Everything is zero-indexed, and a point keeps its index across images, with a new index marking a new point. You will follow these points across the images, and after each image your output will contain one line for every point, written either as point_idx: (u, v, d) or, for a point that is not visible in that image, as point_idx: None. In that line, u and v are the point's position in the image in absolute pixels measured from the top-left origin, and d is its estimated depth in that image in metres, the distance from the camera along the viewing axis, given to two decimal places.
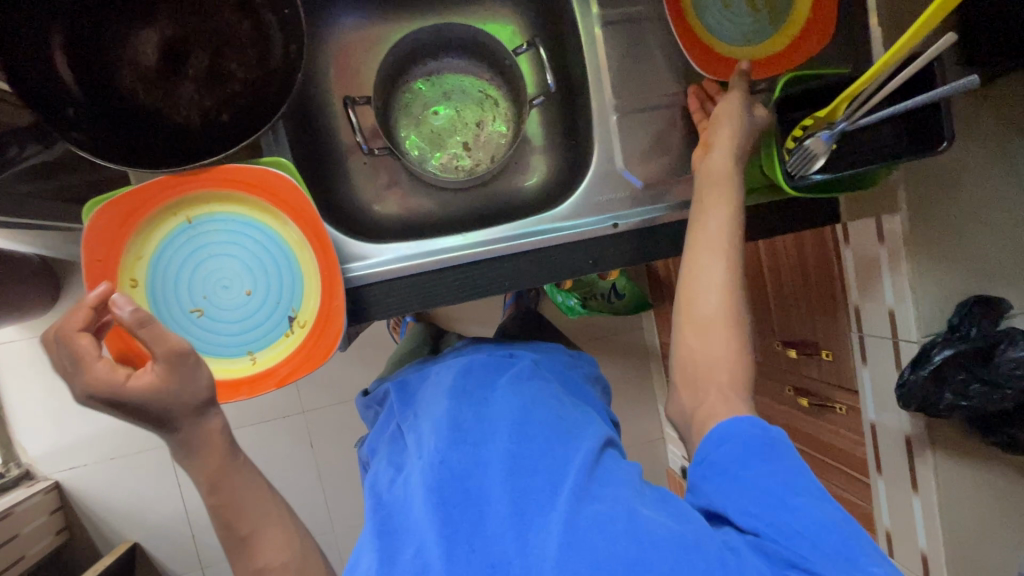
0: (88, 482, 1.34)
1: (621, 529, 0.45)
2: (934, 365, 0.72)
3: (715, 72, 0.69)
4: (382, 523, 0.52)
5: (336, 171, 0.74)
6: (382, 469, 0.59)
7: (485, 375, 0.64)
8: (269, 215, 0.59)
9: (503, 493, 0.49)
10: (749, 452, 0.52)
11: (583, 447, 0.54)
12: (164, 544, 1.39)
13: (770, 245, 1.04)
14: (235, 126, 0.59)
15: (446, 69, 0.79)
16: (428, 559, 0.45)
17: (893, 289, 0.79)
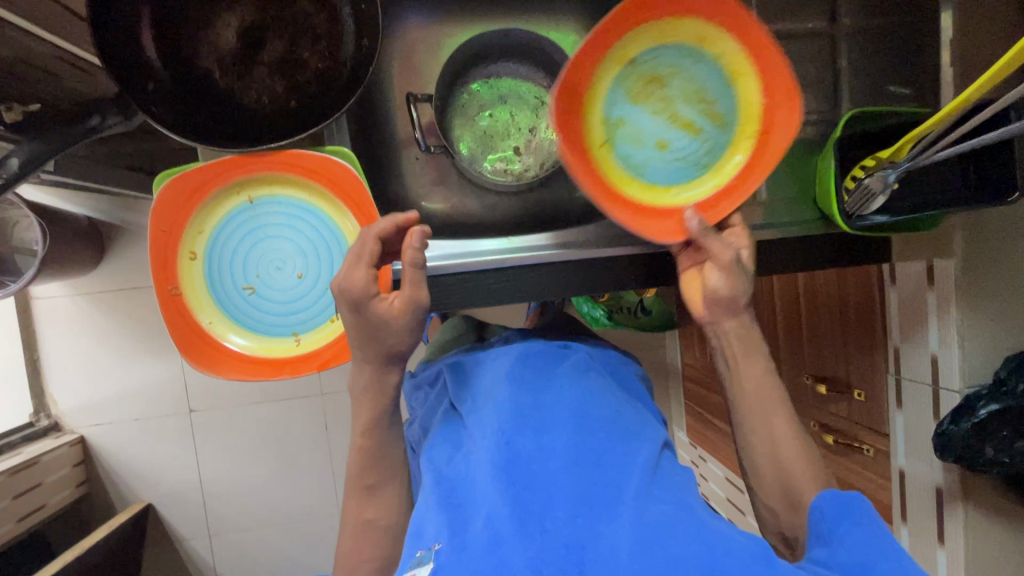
0: (111, 440, 1.38)
1: (688, 533, 0.45)
2: (978, 419, 0.69)
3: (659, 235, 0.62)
4: (447, 495, 0.53)
5: (389, 163, 0.76)
6: (441, 448, 0.61)
7: (541, 366, 0.66)
8: (329, 202, 0.61)
9: (570, 480, 0.50)
10: (840, 522, 0.51)
11: (642, 450, 0.55)
12: (177, 508, 1.42)
13: (808, 279, 1.01)
14: (304, 115, 0.61)
15: (505, 74, 0.80)
16: (499, 529, 0.46)
17: (938, 335, 0.78)
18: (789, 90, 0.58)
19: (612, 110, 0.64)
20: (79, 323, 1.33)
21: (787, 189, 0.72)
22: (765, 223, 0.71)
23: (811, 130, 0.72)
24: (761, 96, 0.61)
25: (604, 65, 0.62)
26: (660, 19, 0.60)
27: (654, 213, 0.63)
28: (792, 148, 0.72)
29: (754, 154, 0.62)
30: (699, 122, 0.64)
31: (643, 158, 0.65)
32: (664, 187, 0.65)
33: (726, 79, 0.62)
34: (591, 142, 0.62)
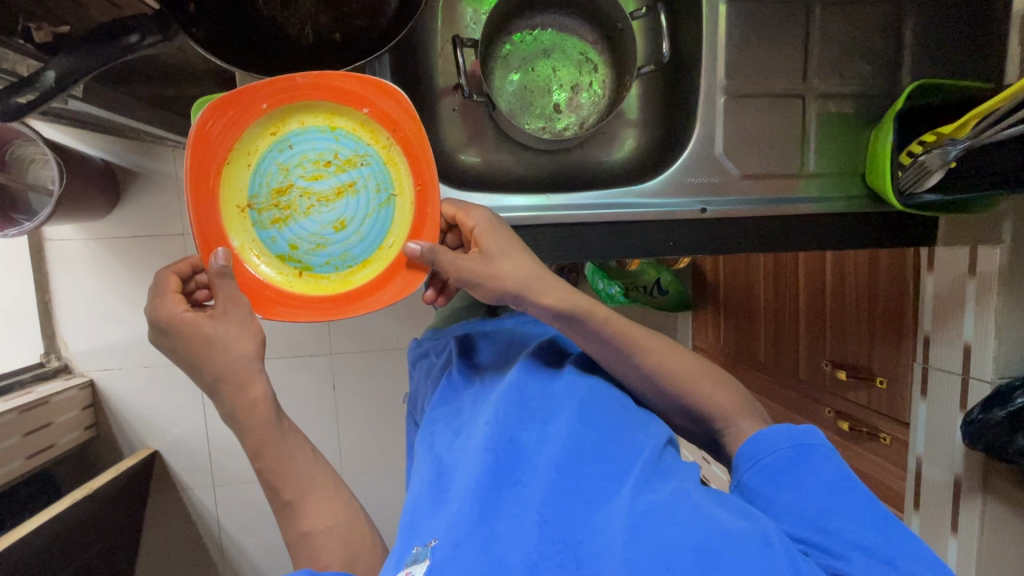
0: (120, 385, 1.38)
1: (688, 519, 0.44)
2: (1013, 408, 0.67)
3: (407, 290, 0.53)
4: (445, 487, 0.52)
5: (424, 112, 0.73)
6: (440, 434, 0.61)
7: (546, 352, 0.66)
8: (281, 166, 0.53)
9: (567, 472, 0.48)
10: (792, 463, 0.50)
11: (643, 437, 0.55)
12: (183, 457, 1.44)
13: (838, 259, 0.99)
14: (349, 50, 0.59)
15: (551, 25, 0.77)
16: (500, 530, 0.44)
17: (975, 326, 0.76)
18: (371, 82, 0.51)
19: (276, 248, 0.54)
20: (92, 267, 1.32)
21: (838, 163, 0.70)
22: (810, 197, 0.69)
23: (867, 103, 0.69)
24: (360, 109, 0.52)
25: (235, 225, 0.53)
26: (260, 119, 0.51)
27: (368, 288, 0.54)
28: (845, 119, 0.69)
29: (410, 160, 0.53)
30: (344, 178, 0.54)
31: (341, 248, 0.55)
32: (379, 248, 0.55)
33: (327, 133, 0.53)
34: (238, 236, 0.53)
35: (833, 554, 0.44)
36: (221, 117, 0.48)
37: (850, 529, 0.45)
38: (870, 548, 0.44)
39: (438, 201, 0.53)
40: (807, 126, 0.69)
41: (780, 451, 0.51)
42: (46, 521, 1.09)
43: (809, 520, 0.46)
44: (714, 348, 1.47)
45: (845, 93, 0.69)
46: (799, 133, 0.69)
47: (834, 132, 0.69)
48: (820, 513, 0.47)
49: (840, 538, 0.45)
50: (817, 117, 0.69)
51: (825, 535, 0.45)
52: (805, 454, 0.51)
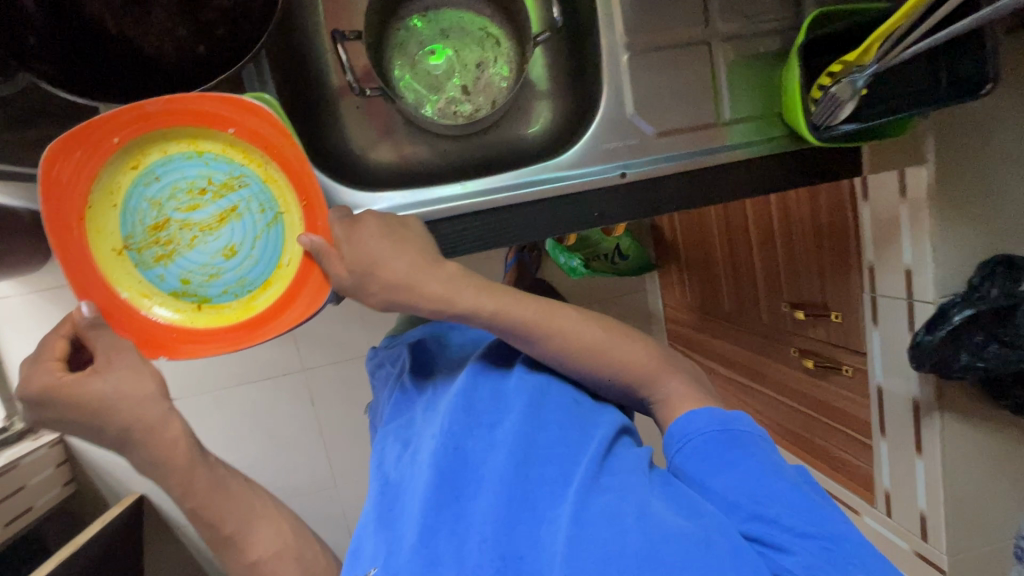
0: (92, 436, 1.35)
1: (629, 523, 0.43)
2: (952, 326, 0.69)
3: (306, 309, 0.52)
4: (390, 507, 0.51)
5: (326, 114, 0.70)
6: (391, 448, 0.60)
7: (497, 349, 0.65)
8: (155, 201, 0.52)
9: (508, 483, 0.47)
10: (729, 448, 0.50)
11: (592, 431, 0.53)
12: (170, 496, 1.41)
13: (781, 201, 0.99)
14: (213, 62, 0.56)
15: (445, 5, 0.74)
16: (438, 552, 0.44)
17: (913, 248, 0.76)
18: (231, 101, 0.49)
19: (167, 286, 0.53)
20: (36, 323, 1.27)
21: (754, 106, 0.68)
22: (731, 145, 0.67)
23: (774, 40, 0.67)
24: (225, 130, 0.51)
25: (117, 270, 0.51)
26: (114, 154, 0.49)
27: (273, 311, 0.53)
28: (755, 60, 0.67)
29: (289, 174, 0.52)
30: (223, 203, 0.53)
31: (236, 275, 0.54)
32: (277, 267, 0.54)
33: (195, 159, 0.51)
34: (123, 283, 0.51)
35: (773, 546, 0.43)
36: (67, 161, 0.47)
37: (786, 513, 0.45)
38: (810, 535, 0.44)
39: (326, 212, 0.52)
40: (717, 72, 0.67)
41: (714, 439, 0.51)
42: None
43: (747, 507, 0.46)
44: (682, 305, 1.47)
45: (751, 32, 0.67)
46: (710, 81, 0.67)
47: (745, 75, 0.67)
48: (756, 500, 0.46)
49: (776, 523, 0.45)
50: (725, 61, 0.67)
51: (762, 524, 0.45)
52: (740, 440, 0.51)
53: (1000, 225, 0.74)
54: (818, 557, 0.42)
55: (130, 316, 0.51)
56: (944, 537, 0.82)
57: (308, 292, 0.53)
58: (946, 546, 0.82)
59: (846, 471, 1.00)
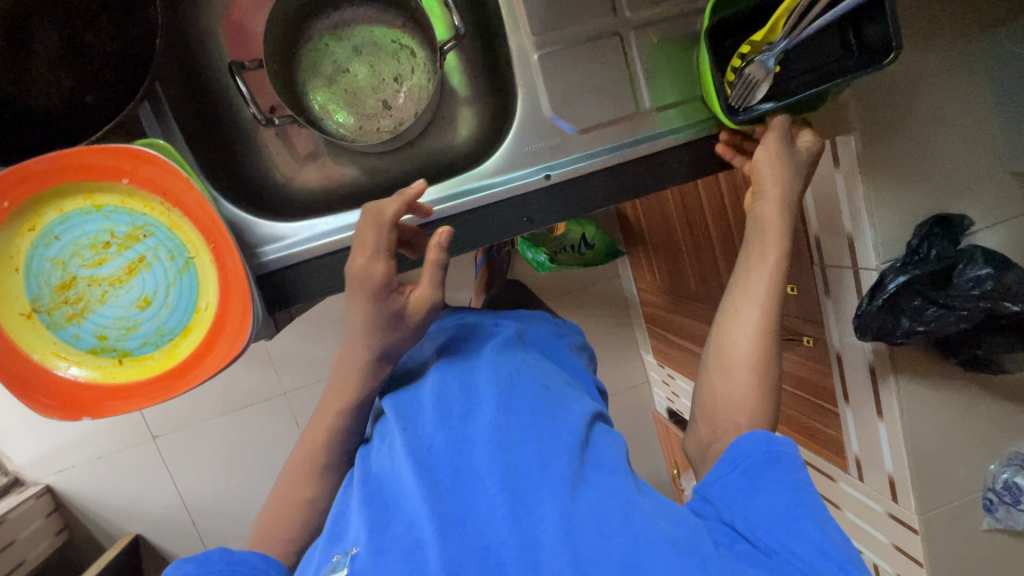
0: (81, 482, 1.34)
1: (617, 526, 0.43)
2: (888, 294, 0.70)
3: (229, 350, 0.51)
4: (372, 493, 0.50)
5: (244, 145, 0.68)
6: (369, 446, 0.59)
7: (470, 347, 0.65)
8: (56, 261, 0.50)
9: (498, 472, 0.46)
10: (776, 481, 0.49)
11: (569, 422, 0.53)
12: (165, 532, 1.41)
13: (731, 177, 0.98)
14: (107, 106, 0.58)
15: (354, 21, 0.73)
16: (421, 535, 0.43)
17: (851, 216, 0.75)
18: (113, 151, 0.48)
19: (84, 343, 0.52)
20: None
21: (674, 90, 0.67)
22: (657, 134, 0.67)
23: (687, 22, 0.66)
24: (119, 180, 0.49)
25: (27, 335, 0.50)
26: (6, 219, 0.48)
27: (196, 356, 0.52)
28: (670, 45, 0.66)
29: (192, 220, 0.51)
30: (130, 255, 0.52)
31: (153, 325, 0.53)
32: (195, 313, 0.53)
33: (94, 214, 0.50)
34: (35, 346, 0.50)
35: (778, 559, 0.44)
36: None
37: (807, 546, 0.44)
38: (827, 551, 0.44)
39: (235, 252, 0.50)
40: (632, 62, 0.66)
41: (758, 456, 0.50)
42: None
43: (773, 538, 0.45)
44: (653, 287, 1.47)
45: (663, 17, 0.66)
46: (626, 71, 0.66)
47: (662, 60, 0.66)
48: (783, 520, 0.46)
49: (793, 553, 0.44)
50: (640, 49, 0.66)
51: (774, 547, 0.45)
52: (793, 477, 0.49)
53: (935, 185, 0.74)
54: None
55: (44, 381, 0.49)
56: (913, 496, 0.83)
57: (227, 338, 0.52)
58: (916, 504, 0.83)
59: (819, 439, 1.00)
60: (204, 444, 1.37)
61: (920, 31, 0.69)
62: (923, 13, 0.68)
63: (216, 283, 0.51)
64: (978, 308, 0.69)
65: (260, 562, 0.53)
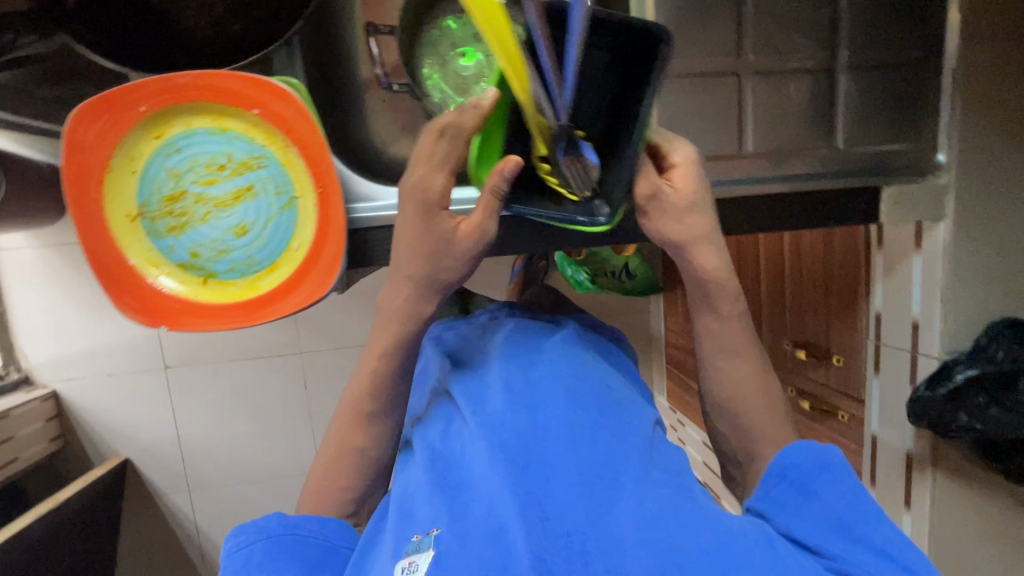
0: (88, 394, 1.35)
1: (696, 522, 0.43)
2: (953, 385, 0.68)
3: (312, 294, 0.52)
4: (443, 478, 0.51)
5: (351, 106, 0.70)
6: (432, 429, 0.59)
7: (534, 335, 0.66)
8: (172, 173, 0.52)
9: (573, 465, 0.47)
10: (830, 483, 0.49)
11: (633, 423, 0.53)
12: (155, 462, 1.41)
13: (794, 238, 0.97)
14: None
15: None
16: (503, 518, 0.43)
17: (922, 301, 0.75)
18: (256, 81, 0.50)
19: (176, 257, 0.53)
20: (46, 278, 1.28)
21: (780, 142, 0.68)
22: (755, 178, 0.68)
23: (804, 80, 0.68)
24: (250, 109, 0.51)
25: (127, 236, 0.52)
26: (139, 122, 0.50)
27: (278, 293, 0.53)
28: (784, 98, 0.68)
29: (307, 161, 0.52)
30: (240, 182, 0.53)
31: (244, 253, 0.54)
32: (286, 251, 0.54)
33: (217, 136, 0.52)
34: (132, 248, 0.52)
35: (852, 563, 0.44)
36: (93, 123, 0.48)
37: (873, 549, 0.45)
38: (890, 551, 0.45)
39: (340, 202, 0.51)
40: (744, 106, 0.67)
41: (817, 463, 0.50)
42: (18, 537, 1.06)
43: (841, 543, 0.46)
44: (683, 330, 1.47)
45: (781, 70, 0.67)
46: (736, 114, 0.67)
47: (773, 111, 0.68)
48: (846, 522, 0.47)
49: (860, 557, 0.45)
50: (754, 95, 0.67)
51: (843, 542, 0.46)
52: (846, 479, 0.50)
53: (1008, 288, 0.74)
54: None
55: (134, 284, 0.51)
56: None
57: (312, 282, 0.53)
58: None
59: None
60: (214, 383, 1.38)
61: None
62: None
63: (313, 227, 0.52)
64: None
65: (319, 525, 0.58)
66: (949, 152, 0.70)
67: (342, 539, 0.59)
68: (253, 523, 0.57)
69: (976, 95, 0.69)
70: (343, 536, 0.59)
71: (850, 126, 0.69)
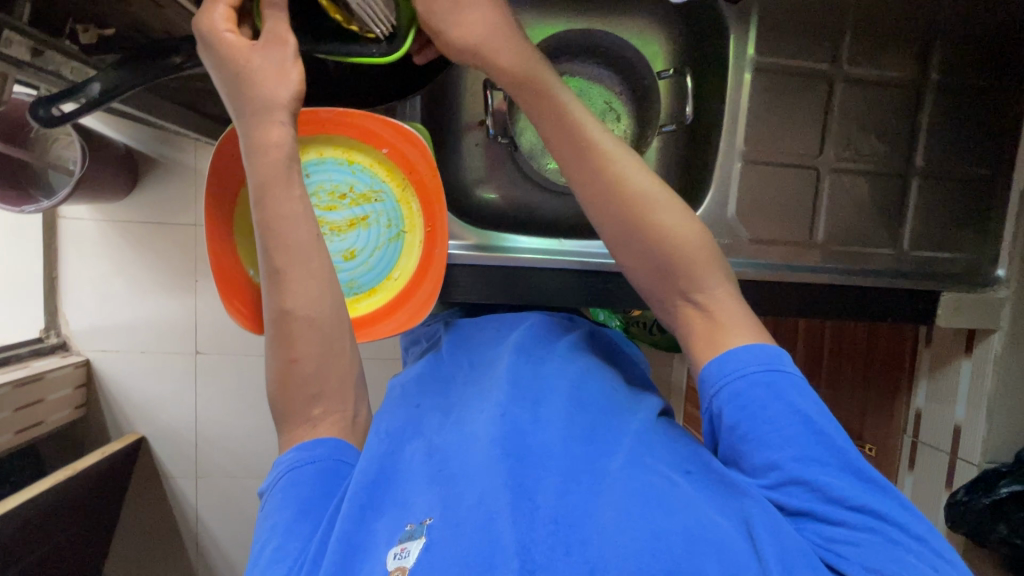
0: (117, 369, 1.26)
1: (677, 505, 0.41)
2: (997, 496, 0.69)
3: (408, 322, 0.57)
4: (438, 461, 0.47)
5: (451, 147, 0.75)
6: (426, 412, 0.55)
7: (545, 338, 0.63)
8: None
9: (564, 461, 0.45)
10: (764, 392, 0.45)
11: (634, 424, 0.51)
12: (167, 444, 1.30)
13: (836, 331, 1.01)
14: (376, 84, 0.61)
15: (581, 73, 0.78)
16: (494, 508, 0.41)
17: (967, 405, 0.77)
18: (393, 126, 0.54)
19: None
20: (101, 252, 1.21)
21: (848, 236, 0.72)
22: (820, 267, 0.71)
23: (878, 181, 0.71)
24: (379, 148, 0.56)
25: (248, 246, 0.57)
26: None
27: (375, 317, 0.57)
28: (857, 193, 0.71)
29: (423, 203, 0.57)
30: (357, 211, 0.57)
31: (345, 276, 0.58)
32: (386, 279, 0.58)
33: (344, 166, 0.56)
34: (250, 260, 0.57)
35: (823, 519, 0.42)
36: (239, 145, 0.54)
37: (823, 493, 0.42)
38: (851, 502, 0.42)
39: (445, 243, 0.56)
40: (819, 197, 0.71)
41: (760, 380, 0.45)
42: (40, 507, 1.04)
43: (787, 473, 0.43)
44: None
45: (857, 169, 0.71)
46: (811, 204, 0.71)
47: (845, 205, 0.71)
48: (803, 463, 0.43)
49: (814, 506, 0.42)
50: (831, 189, 0.71)
51: (802, 485, 0.43)
52: (774, 381, 0.46)
53: None
54: (871, 544, 0.40)
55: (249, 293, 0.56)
56: None
57: (407, 312, 0.57)
58: None
59: None
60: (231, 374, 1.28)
61: None
62: None
63: (418, 261, 0.57)
64: None
65: (312, 454, 0.47)
66: (1010, 269, 0.73)
67: (343, 454, 0.48)
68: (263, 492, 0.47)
69: None
70: (344, 451, 0.49)
71: (916, 231, 0.72)
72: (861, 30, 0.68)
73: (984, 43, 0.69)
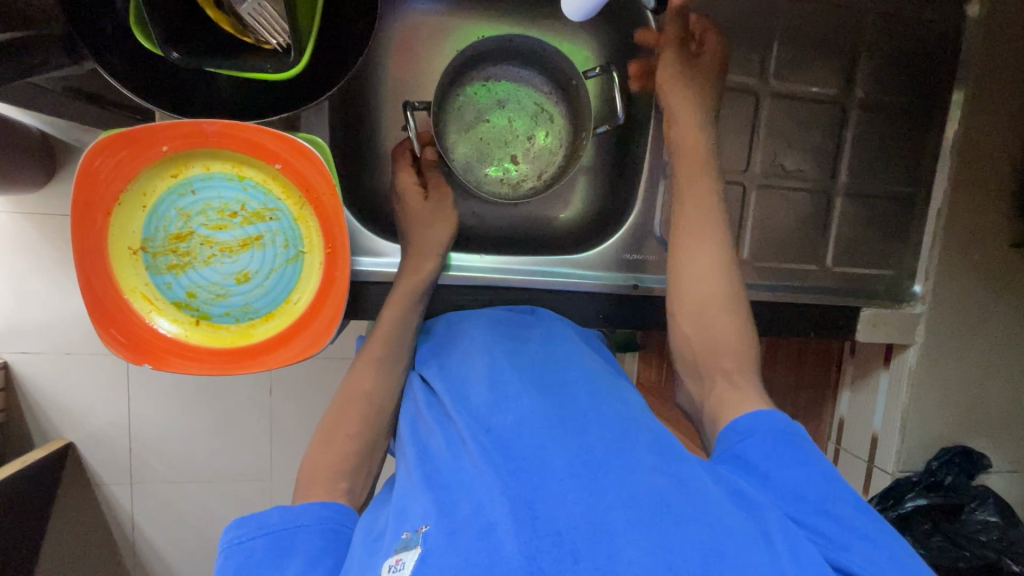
0: (38, 375, 0.98)
1: (689, 511, 0.37)
2: (903, 511, 0.73)
3: (307, 346, 0.53)
4: (432, 475, 0.45)
5: (369, 152, 0.71)
6: (423, 426, 0.53)
7: (528, 338, 0.59)
8: (179, 212, 0.52)
9: (564, 461, 0.41)
10: (777, 445, 0.45)
11: (636, 415, 0.48)
12: (103, 451, 1.04)
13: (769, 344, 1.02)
14: (267, 96, 0.53)
15: (508, 76, 0.74)
16: (494, 517, 0.37)
17: (884, 415, 0.79)
18: (284, 141, 0.50)
19: (172, 294, 0.53)
20: (13, 245, 0.91)
21: (771, 252, 0.72)
22: (744, 283, 0.71)
23: (804, 197, 0.71)
24: (272, 164, 0.51)
25: (127, 269, 0.51)
26: (158, 160, 0.50)
27: (269, 344, 0.53)
28: (782, 205, 0.71)
29: (322, 223, 0.53)
30: (249, 230, 0.53)
31: (240, 300, 0.54)
32: (284, 302, 0.54)
33: (234, 182, 0.52)
34: (128, 283, 0.51)
35: (836, 541, 0.39)
36: (110, 157, 0.48)
37: (845, 523, 0.40)
38: (865, 533, 0.40)
39: (348, 265, 0.53)
40: (745, 213, 0.70)
41: (775, 434, 0.46)
42: None
43: (812, 503, 0.42)
44: None
45: (781, 183, 0.70)
46: (737, 219, 0.70)
47: (769, 221, 0.71)
48: (823, 495, 0.42)
49: (838, 536, 0.40)
50: (756, 204, 0.70)
51: (824, 518, 0.41)
52: (787, 441, 0.46)
53: (964, 416, 0.79)
54: (880, 559, 0.39)
55: (132, 320, 0.51)
56: None
57: (308, 338, 0.53)
58: None
59: None
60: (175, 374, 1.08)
61: (992, 283, 0.75)
62: (1000, 269, 0.75)
63: (317, 284, 0.53)
64: (982, 554, 0.70)
65: (319, 509, 0.50)
66: (925, 286, 0.75)
67: (345, 521, 0.50)
68: (253, 514, 0.48)
69: (960, 236, 0.73)
70: (346, 517, 0.51)
71: (838, 246, 0.73)
72: (790, 45, 0.67)
73: (907, 63, 0.70)
